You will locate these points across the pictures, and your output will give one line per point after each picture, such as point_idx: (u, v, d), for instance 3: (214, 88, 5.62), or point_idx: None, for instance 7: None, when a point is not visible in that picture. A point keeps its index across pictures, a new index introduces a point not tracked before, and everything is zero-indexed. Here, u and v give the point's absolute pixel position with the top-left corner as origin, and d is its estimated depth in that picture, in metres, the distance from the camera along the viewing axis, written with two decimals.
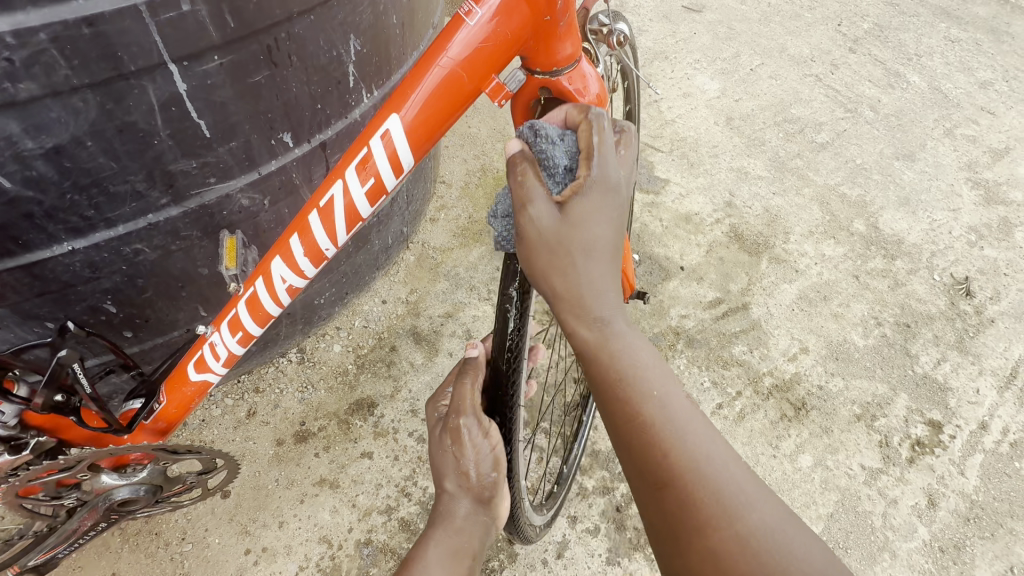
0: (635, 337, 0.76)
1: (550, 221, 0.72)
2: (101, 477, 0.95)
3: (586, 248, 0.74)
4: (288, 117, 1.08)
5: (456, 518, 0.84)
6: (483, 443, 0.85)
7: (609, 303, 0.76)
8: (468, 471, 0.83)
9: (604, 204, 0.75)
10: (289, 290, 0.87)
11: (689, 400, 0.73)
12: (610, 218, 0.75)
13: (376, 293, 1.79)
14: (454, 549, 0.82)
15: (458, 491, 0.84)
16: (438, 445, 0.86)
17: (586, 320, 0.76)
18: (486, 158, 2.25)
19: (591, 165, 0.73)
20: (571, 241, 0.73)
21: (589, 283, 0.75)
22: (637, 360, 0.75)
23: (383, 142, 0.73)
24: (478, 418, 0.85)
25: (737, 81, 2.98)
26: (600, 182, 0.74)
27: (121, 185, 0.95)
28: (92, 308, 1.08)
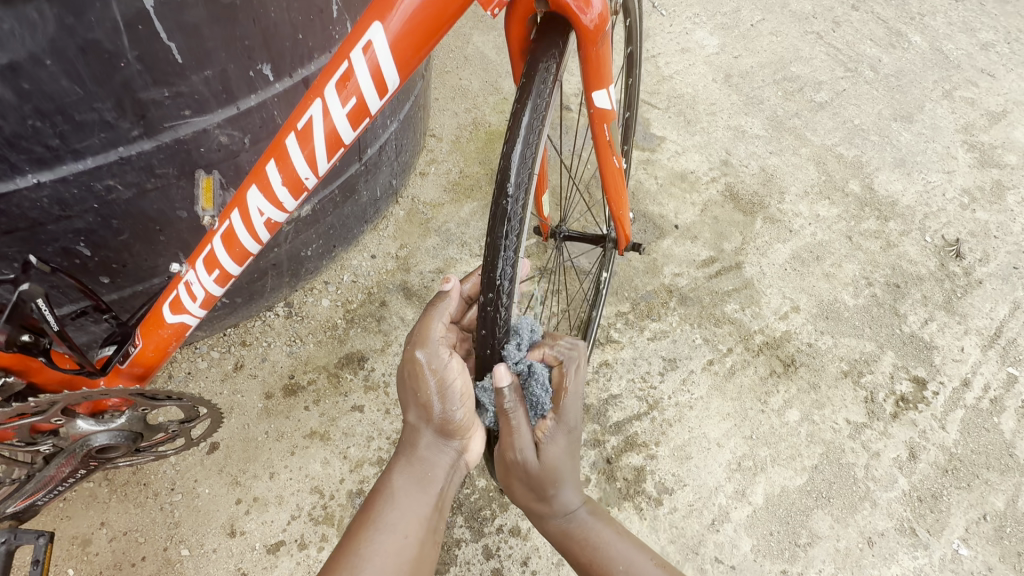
0: (598, 521, 0.93)
1: (532, 463, 0.87)
2: (77, 423, 0.92)
3: (558, 476, 0.88)
4: (267, 46, 1.01)
5: (419, 449, 0.85)
6: (444, 373, 0.83)
7: (574, 500, 0.92)
8: (428, 402, 0.83)
9: (573, 434, 0.89)
10: (266, 225, 0.83)
11: (649, 560, 0.90)
12: (574, 453, 0.90)
13: (365, 248, 1.74)
14: (418, 478, 0.82)
15: (421, 422, 0.85)
16: (402, 380, 0.86)
17: (556, 515, 0.91)
18: (478, 112, 2.17)
19: (560, 407, 0.87)
20: (546, 480, 0.88)
21: (560, 497, 0.90)
22: (601, 536, 0.91)
23: (365, 57, 0.68)
24: (439, 350, 0.83)
25: (737, 37, 2.89)
26: (569, 422, 0.88)
27: (87, 113, 0.89)
28: (65, 250, 1.03)
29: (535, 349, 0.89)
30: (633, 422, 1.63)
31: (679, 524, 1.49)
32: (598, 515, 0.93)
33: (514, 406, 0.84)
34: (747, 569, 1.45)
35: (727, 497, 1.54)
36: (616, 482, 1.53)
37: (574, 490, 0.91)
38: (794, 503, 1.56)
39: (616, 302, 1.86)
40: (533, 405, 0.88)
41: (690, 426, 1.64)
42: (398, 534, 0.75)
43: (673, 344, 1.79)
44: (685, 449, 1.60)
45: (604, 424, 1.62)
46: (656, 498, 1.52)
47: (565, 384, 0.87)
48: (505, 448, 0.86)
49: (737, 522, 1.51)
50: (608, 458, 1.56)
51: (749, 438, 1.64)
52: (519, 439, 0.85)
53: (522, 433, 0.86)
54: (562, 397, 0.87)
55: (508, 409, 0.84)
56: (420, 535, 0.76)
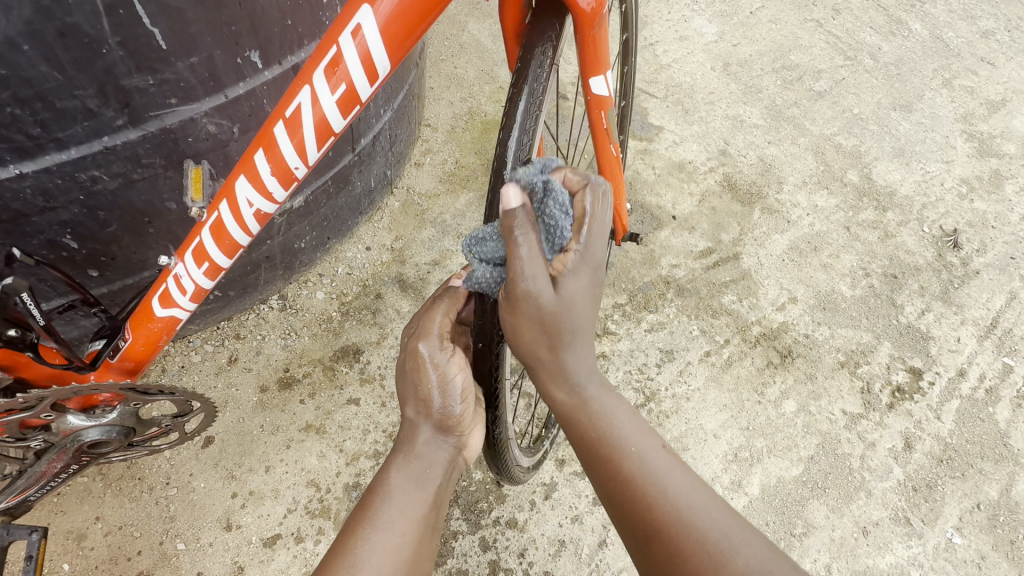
0: (612, 399, 0.80)
1: (545, 297, 0.71)
2: (67, 418, 0.90)
3: (573, 323, 0.74)
4: (255, 32, 0.99)
5: (416, 445, 0.83)
6: (445, 368, 0.81)
7: (584, 369, 0.79)
8: (428, 397, 0.81)
9: (594, 273, 0.74)
10: (256, 216, 0.81)
11: (665, 450, 0.78)
12: (593, 299, 0.75)
13: (359, 240, 1.72)
14: (416, 475, 0.80)
15: (420, 417, 0.83)
16: (402, 373, 0.84)
17: (564, 381, 0.79)
18: (474, 101, 2.14)
19: (582, 235, 0.71)
20: (560, 323, 0.73)
21: (571, 352, 0.77)
22: (610, 414, 0.79)
23: (354, 41, 0.66)
24: (442, 344, 0.82)
25: (736, 24, 2.85)
26: (593, 257, 0.73)
27: (68, 101, 0.86)
28: (51, 243, 1.01)
29: (557, 169, 0.74)
30: None
31: None
32: (607, 388, 0.81)
33: (524, 230, 0.69)
34: None
35: (723, 488, 1.55)
36: None
37: (588, 360, 0.79)
38: (790, 493, 1.57)
39: (613, 294, 1.84)
40: (550, 231, 0.71)
41: (687, 418, 1.64)
42: (394, 533, 0.72)
43: (670, 335, 1.78)
44: (682, 441, 1.60)
45: None
46: None
47: (590, 207, 0.71)
48: (514, 273, 0.69)
49: None
50: None
51: (745, 429, 1.65)
52: (530, 267, 0.69)
53: (535, 261, 0.69)
54: (586, 226, 0.71)
55: (517, 231, 0.68)
56: (416, 534, 0.74)
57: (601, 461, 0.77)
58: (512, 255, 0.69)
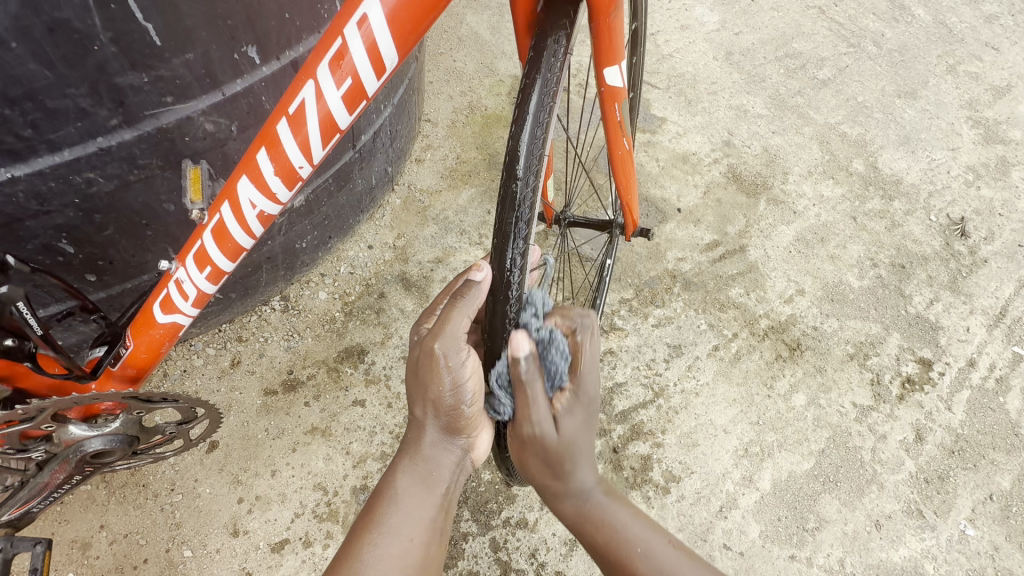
0: (616, 504, 0.86)
1: (549, 435, 0.80)
2: (69, 428, 0.88)
3: (576, 451, 0.82)
4: (252, 26, 0.95)
5: (424, 446, 0.80)
6: (459, 371, 0.77)
7: (590, 481, 0.85)
8: (439, 399, 0.77)
9: (590, 406, 0.83)
10: (259, 218, 0.78)
11: (671, 544, 0.82)
12: (591, 426, 0.83)
13: (361, 238, 1.69)
14: (423, 477, 0.78)
15: (428, 418, 0.80)
16: (413, 370, 0.80)
17: (569, 496, 0.86)
18: (474, 95, 2.11)
19: (577, 377, 0.81)
20: (564, 456, 0.81)
21: (577, 476, 0.84)
22: (622, 521, 0.84)
23: (360, 32, 0.63)
24: (458, 346, 0.76)
25: (738, 13, 2.81)
26: (587, 393, 0.82)
27: (60, 100, 0.83)
28: (46, 247, 0.98)
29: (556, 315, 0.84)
30: (638, 411, 1.61)
31: (687, 511, 1.47)
32: (614, 496, 0.87)
33: (529, 377, 0.77)
34: (755, 555, 1.44)
35: (735, 483, 1.53)
36: (623, 470, 1.51)
37: (591, 468, 0.85)
38: (802, 487, 1.55)
39: (619, 289, 1.82)
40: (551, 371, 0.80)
41: (697, 413, 1.62)
42: (402, 538, 0.72)
43: (678, 330, 1.76)
44: (692, 437, 1.58)
45: (610, 413, 1.60)
46: (663, 486, 1.50)
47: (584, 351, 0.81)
48: (521, 419, 0.79)
49: (745, 508, 1.50)
50: (615, 447, 1.54)
51: (756, 424, 1.63)
52: (539, 404, 0.78)
53: (540, 406, 0.78)
54: (578, 363, 0.81)
55: (524, 378, 0.77)
56: (425, 537, 0.73)
57: (611, 562, 0.82)
58: (521, 399, 0.78)
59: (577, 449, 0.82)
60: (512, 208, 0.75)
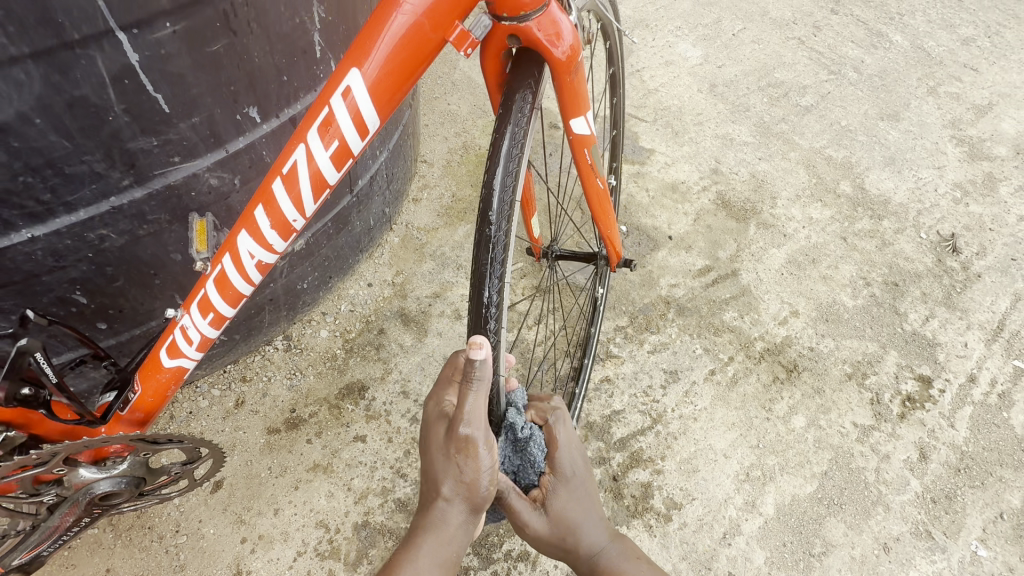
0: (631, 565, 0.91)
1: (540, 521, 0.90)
2: (79, 472, 0.91)
3: (574, 524, 0.91)
4: (253, 89, 1.04)
5: (443, 529, 0.78)
6: (483, 454, 0.76)
7: (601, 540, 0.93)
8: (466, 477, 0.76)
9: (572, 482, 0.93)
10: (257, 267, 0.84)
11: None
12: (584, 498, 0.93)
13: (360, 276, 1.75)
14: (444, 560, 0.78)
15: (450, 501, 0.77)
16: (439, 450, 0.78)
17: (585, 561, 0.92)
18: (468, 135, 2.20)
19: (555, 466, 0.91)
20: (562, 529, 0.91)
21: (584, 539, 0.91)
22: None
23: (345, 101, 0.70)
24: (484, 431, 0.76)
25: (719, 47, 2.93)
26: (565, 471, 0.92)
27: (77, 166, 0.91)
28: (61, 299, 1.04)
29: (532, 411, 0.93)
30: (637, 438, 1.62)
31: (690, 539, 1.46)
32: (629, 557, 0.93)
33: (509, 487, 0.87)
34: None
35: (737, 509, 1.52)
36: (624, 499, 1.51)
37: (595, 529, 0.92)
38: (806, 511, 1.54)
39: (614, 316, 1.86)
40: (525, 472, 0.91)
41: (696, 438, 1.63)
42: None
43: (674, 355, 1.78)
44: (692, 462, 1.58)
45: (609, 440, 1.61)
46: (665, 513, 1.50)
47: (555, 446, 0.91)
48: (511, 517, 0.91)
49: (748, 534, 1.49)
50: (614, 476, 1.54)
51: (756, 447, 1.63)
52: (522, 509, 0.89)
53: (521, 502, 0.89)
54: (554, 451, 0.91)
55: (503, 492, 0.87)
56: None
57: None
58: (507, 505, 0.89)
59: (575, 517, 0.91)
60: (486, 250, 0.80)
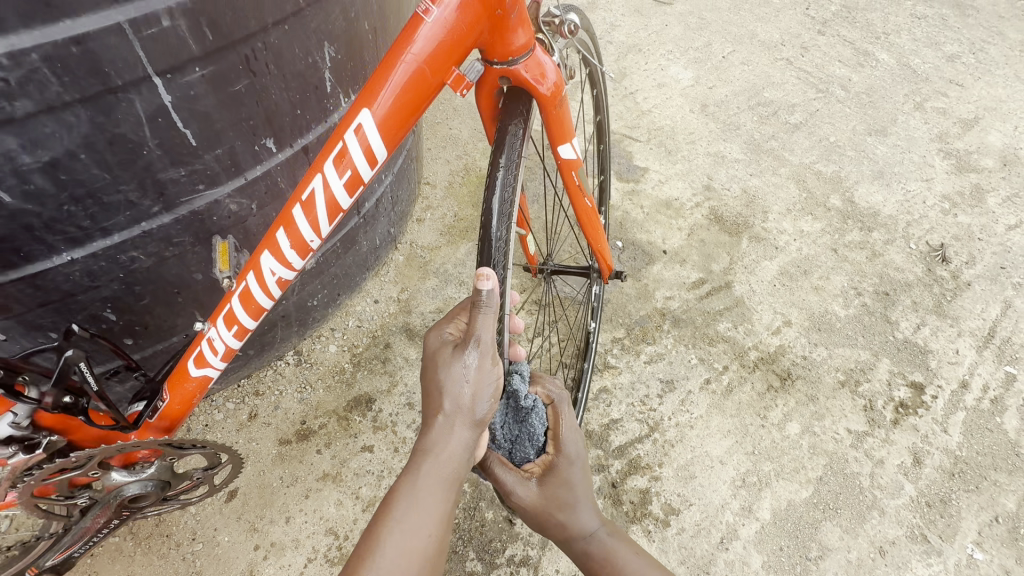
0: (617, 540, 0.99)
1: (532, 493, 0.96)
2: (112, 474, 0.98)
3: (569, 497, 0.97)
4: (270, 123, 1.13)
5: (444, 445, 0.80)
6: (488, 376, 0.82)
7: (593, 525, 0.99)
8: (469, 400, 0.80)
9: (573, 465, 0.97)
10: (278, 282, 0.92)
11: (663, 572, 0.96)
12: (578, 475, 0.98)
13: (367, 293, 1.83)
14: (439, 476, 0.79)
15: (453, 422, 0.80)
16: (443, 368, 0.81)
17: (578, 538, 0.98)
18: (469, 157, 2.31)
19: (557, 442, 0.98)
20: (553, 502, 0.97)
21: (578, 519, 0.97)
22: (624, 559, 0.97)
23: (357, 137, 0.78)
24: (492, 356, 0.82)
25: (710, 69, 3.04)
26: (567, 454, 0.98)
27: (114, 195, 1.00)
28: (93, 316, 1.13)
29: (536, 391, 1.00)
30: (635, 445, 1.67)
31: (688, 544, 1.50)
32: (620, 538, 1.00)
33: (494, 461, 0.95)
34: None
35: (734, 514, 1.56)
36: (623, 505, 1.55)
37: (587, 507, 0.98)
38: (802, 516, 1.57)
39: (611, 328, 1.92)
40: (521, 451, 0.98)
41: (692, 445, 1.67)
42: (421, 533, 0.74)
43: (670, 365, 1.84)
44: (689, 469, 1.63)
45: (608, 448, 1.66)
46: (663, 519, 1.54)
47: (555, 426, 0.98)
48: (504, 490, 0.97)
49: (745, 539, 1.52)
50: (613, 482, 1.59)
51: (751, 454, 1.67)
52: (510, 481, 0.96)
53: (511, 474, 0.96)
54: (560, 431, 0.98)
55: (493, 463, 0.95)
56: (439, 531, 0.76)
57: None
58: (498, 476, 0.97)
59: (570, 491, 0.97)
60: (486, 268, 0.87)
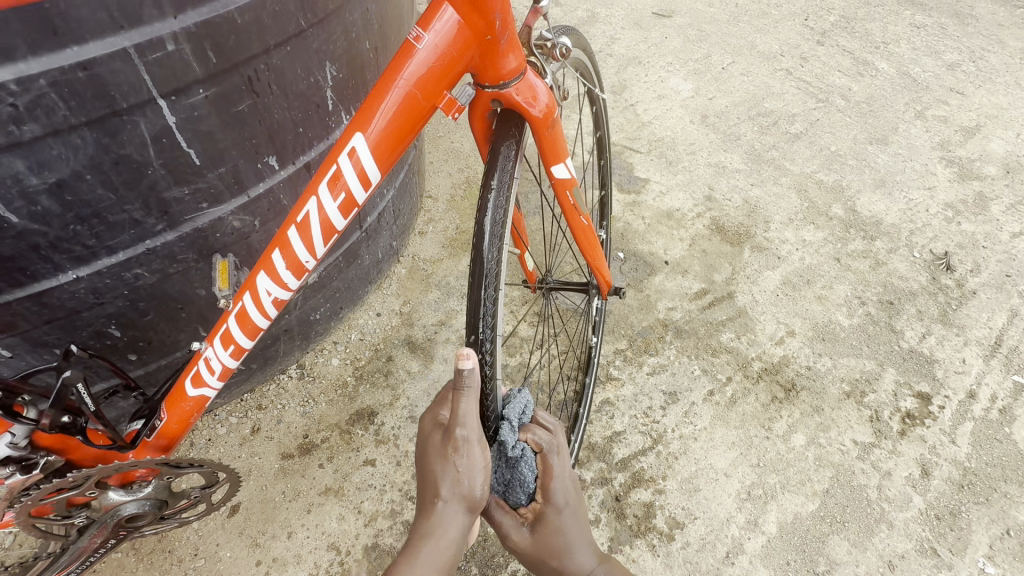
0: None
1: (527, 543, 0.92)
2: (109, 494, 0.98)
3: (563, 548, 0.91)
4: (272, 141, 1.15)
5: (442, 532, 0.79)
6: (476, 456, 0.80)
7: (591, 562, 0.92)
8: (459, 480, 0.80)
9: (564, 512, 0.92)
10: (274, 303, 0.93)
11: None
12: (580, 529, 0.93)
13: (369, 306, 1.84)
14: (440, 562, 0.78)
15: (447, 507, 0.80)
16: (437, 452, 0.82)
17: None
18: (470, 171, 2.33)
19: (547, 489, 0.92)
20: (547, 555, 0.92)
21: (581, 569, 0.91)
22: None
23: (351, 160, 0.80)
24: (477, 437, 0.81)
25: (710, 80, 3.07)
26: (558, 501, 0.92)
27: (119, 215, 1.01)
28: (98, 333, 1.14)
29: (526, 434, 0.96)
30: (638, 458, 1.66)
31: (693, 559, 1.48)
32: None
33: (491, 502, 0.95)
34: None
35: (740, 528, 1.54)
36: (626, 519, 1.54)
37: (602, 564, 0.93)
38: (809, 529, 1.55)
39: (613, 340, 1.92)
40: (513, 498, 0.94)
41: (696, 458, 1.66)
42: None
43: (672, 377, 1.83)
44: (693, 482, 1.62)
45: (611, 461, 1.65)
46: (668, 533, 1.52)
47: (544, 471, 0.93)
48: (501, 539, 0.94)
49: (752, 553, 1.50)
50: (617, 496, 1.58)
51: (756, 466, 1.66)
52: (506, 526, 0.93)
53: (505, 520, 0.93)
54: (549, 480, 0.93)
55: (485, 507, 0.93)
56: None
57: None
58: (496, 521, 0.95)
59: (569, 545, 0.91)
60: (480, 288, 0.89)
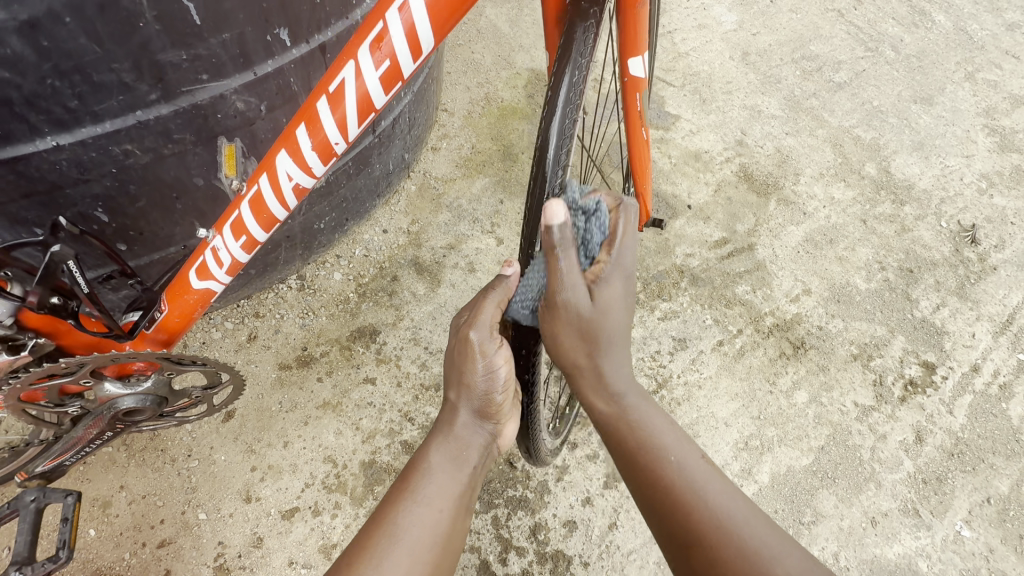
0: (651, 411, 0.82)
1: (583, 305, 0.74)
2: (105, 385, 0.93)
3: (610, 332, 0.78)
4: (284, 10, 1.00)
5: (455, 428, 0.84)
6: (493, 357, 0.81)
7: (625, 377, 0.82)
8: (473, 382, 0.81)
9: (626, 285, 0.78)
10: (295, 190, 0.82)
11: (706, 461, 0.77)
12: (627, 308, 0.78)
13: (376, 222, 1.74)
14: (454, 455, 0.81)
15: (461, 401, 0.84)
16: (450, 355, 0.84)
17: (604, 392, 0.81)
18: (491, 87, 2.14)
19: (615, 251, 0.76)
20: (599, 331, 0.77)
21: (610, 359, 0.80)
22: (656, 427, 0.80)
23: (400, 16, 0.66)
24: (492, 335, 0.80)
25: (756, 14, 2.82)
26: (624, 265, 0.77)
27: (105, 74, 0.88)
28: (83, 215, 1.04)
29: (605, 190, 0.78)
30: None
31: None
32: (647, 400, 0.83)
33: (563, 246, 0.72)
34: None
35: (733, 475, 1.56)
36: None
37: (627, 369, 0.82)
38: (800, 482, 1.58)
39: None
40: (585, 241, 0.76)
41: (699, 405, 1.65)
42: (434, 508, 0.74)
43: (683, 324, 1.79)
44: (693, 428, 1.62)
45: None
46: None
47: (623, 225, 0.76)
48: (554, 286, 0.73)
49: None
50: None
51: (756, 418, 1.66)
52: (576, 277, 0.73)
53: (573, 274, 0.73)
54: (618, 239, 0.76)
55: (558, 247, 0.71)
56: (455, 513, 0.76)
57: (646, 470, 0.77)
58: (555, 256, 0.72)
59: (613, 329, 0.78)
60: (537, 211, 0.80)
